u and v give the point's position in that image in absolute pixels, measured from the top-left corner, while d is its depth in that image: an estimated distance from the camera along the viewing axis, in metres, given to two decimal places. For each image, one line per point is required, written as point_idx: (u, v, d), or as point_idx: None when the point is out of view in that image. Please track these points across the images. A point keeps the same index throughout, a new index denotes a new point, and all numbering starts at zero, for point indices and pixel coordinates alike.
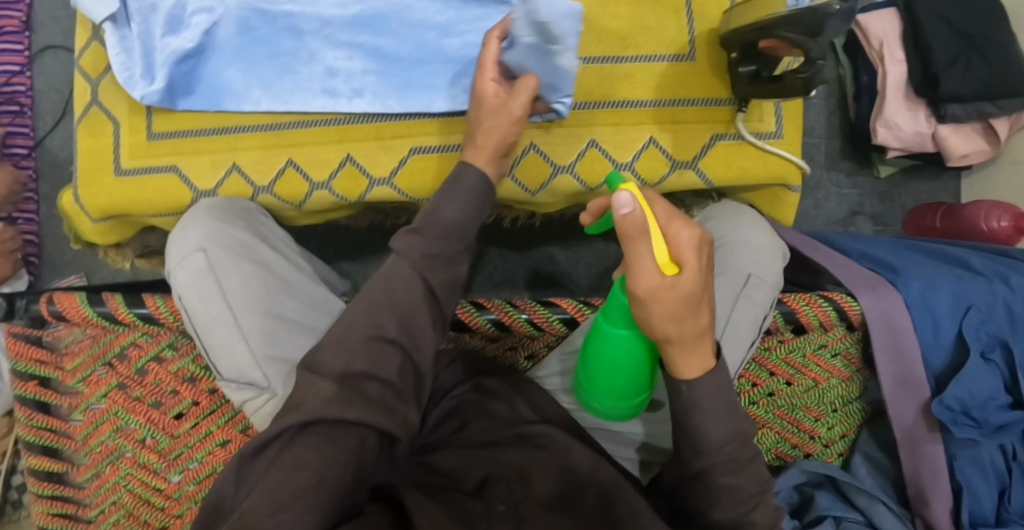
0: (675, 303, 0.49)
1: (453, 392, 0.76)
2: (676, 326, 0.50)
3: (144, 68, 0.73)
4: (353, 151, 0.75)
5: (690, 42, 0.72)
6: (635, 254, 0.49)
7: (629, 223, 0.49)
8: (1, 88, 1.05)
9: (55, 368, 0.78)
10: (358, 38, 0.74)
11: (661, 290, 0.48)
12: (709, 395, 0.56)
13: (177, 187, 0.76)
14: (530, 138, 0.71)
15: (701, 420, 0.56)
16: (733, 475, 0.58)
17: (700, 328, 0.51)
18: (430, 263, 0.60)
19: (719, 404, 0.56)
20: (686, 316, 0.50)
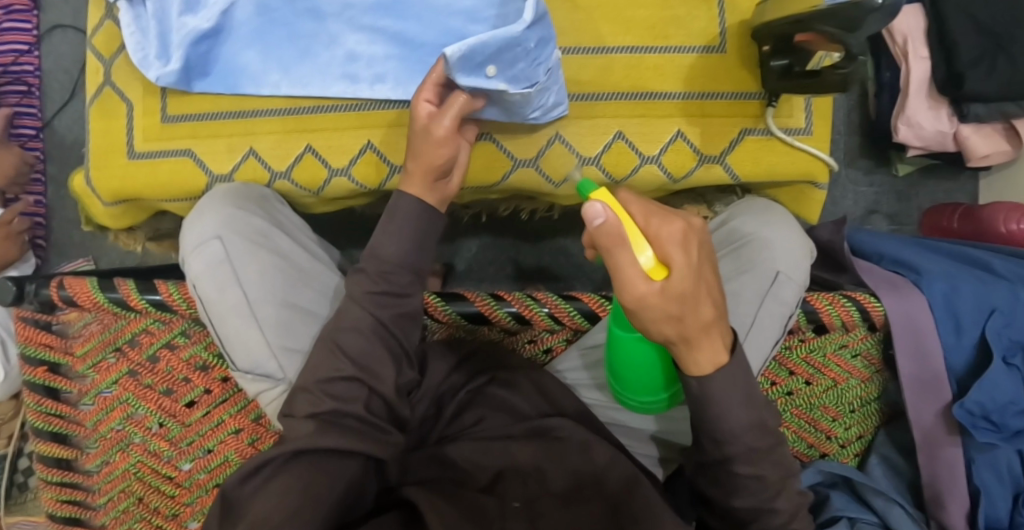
0: (665, 303, 0.48)
1: (469, 385, 0.74)
2: (674, 327, 0.49)
3: (159, 48, 0.71)
4: (373, 138, 0.73)
5: (721, 33, 0.71)
6: (620, 265, 0.47)
7: (607, 236, 0.46)
8: (8, 67, 1.03)
9: (64, 354, 0.78)
10: (381, 23, 0.72)
11: (651, 296, 0.47)
12: (732, 398, 0.55)
13: (191, 171, 0.74)
14: (557, 130, 0.71)
15: (724, 422, 0.55)
16: (751, 464, 0.57)
17: (702, 321, 0.50)
18: (377, 299, 0.63)
19: (740, 409, 0.55)
20: (682, 314, 0.49)
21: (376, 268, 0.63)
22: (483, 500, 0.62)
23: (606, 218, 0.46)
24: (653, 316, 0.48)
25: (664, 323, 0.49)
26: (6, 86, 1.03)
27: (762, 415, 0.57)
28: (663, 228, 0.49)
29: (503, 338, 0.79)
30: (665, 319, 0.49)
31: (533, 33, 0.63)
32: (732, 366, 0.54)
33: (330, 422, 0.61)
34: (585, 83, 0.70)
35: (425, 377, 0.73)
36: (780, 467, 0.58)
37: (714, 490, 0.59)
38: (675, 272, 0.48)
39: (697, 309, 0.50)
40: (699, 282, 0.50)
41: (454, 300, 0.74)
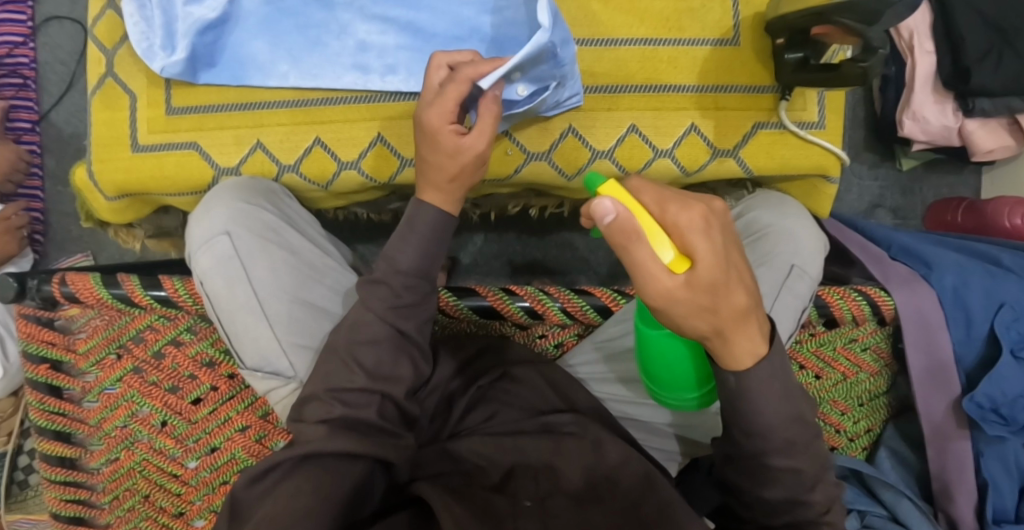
0: (695, 298, 0.47)
1: (480, 382, 0.73)
2: (709, 321, 0.49)
3: (164, 37, 0.71)
4: (384, 130, 0.72)
5: (735, 26, 0.71)
6: (640, 264, 0.46)
7: (620, 229, 0.46)
8: (3, 60, 1.01)
9: (66, 351, 0.77)
10: (392, 12, 0.72)
11: (678, 291, 0.47)
12: (772, 388, 0.54)
13: (197, 164, 0.73)
14: (570, 122, 0.71)
15: (759, 416, 0.55)
16: (786, 457, 0.57)
17: (737, 308, 0.50)
18: (398, 312, 0.63)
19: (775, 403, 0.55)
20: (716, 305, 0.48)
21: (389, 269, 0.63)
22: (495, 501, 0.61)
23: (616, 214, 0.45)
24: (683, 312, 0.48)
25: (698, 318, 0.49)
26: (2, 78, 1.01)
27: (798, 407, 0.56)
28: (681, 215, 0.48)
29: (515, 333, 0.78)
30: (697, 313, 0.48)
31: (556, 37, 0.62)
32: (771, 357, 0.54)
33: (340, 427, 0.61)
34: (599, 75, 0.70)
35: (436, 372, 0.73)
36: (813, 460, 0.58)
37: (743, 482, 0.59)
38: (699, 262, 0.47)
39: (731, 297, 0.49)
40: (728, 269, 0.49)
41: (466, 295, 0.74)
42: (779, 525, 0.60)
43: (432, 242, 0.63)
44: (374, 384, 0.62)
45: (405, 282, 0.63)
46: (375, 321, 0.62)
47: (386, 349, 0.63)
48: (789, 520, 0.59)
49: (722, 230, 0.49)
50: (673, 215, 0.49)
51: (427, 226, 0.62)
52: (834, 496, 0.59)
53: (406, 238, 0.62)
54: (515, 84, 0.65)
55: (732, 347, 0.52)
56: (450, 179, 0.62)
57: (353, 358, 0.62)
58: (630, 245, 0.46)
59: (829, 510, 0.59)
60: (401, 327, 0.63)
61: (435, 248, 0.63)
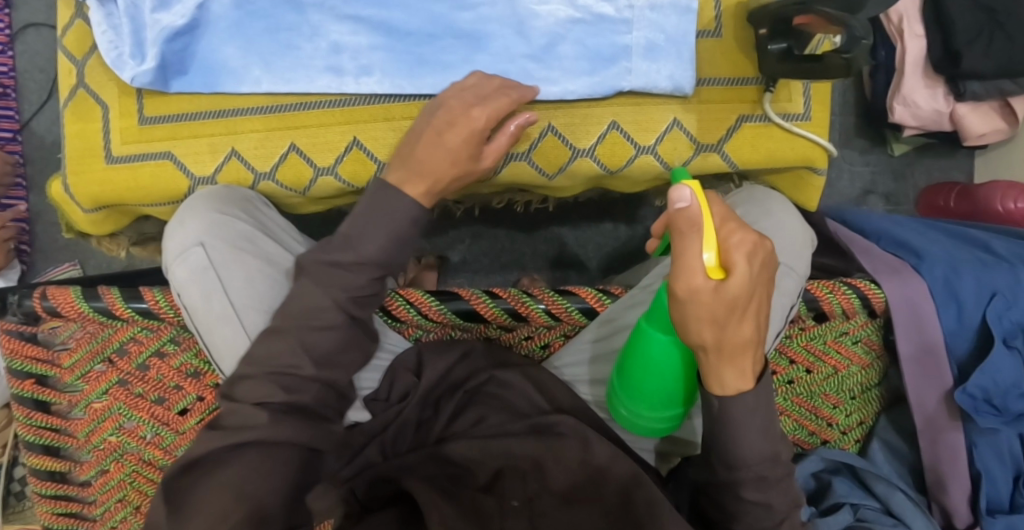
0: (716, 305, 0.48)
1: (467, 385, 0.72)
2: (714, 333, 0.50)
3: (133, 46, 0.70)
4: (359, 135, 0.71)
5: (717, 17, 0.71)
6: (684, 250, 0.47)
7: (681, 218, 0.48)
8: None
9: (51, 366, 0.78)
10: (364, 11, 0.70)
11: (704, 292, 0.48)
12: (749, 422, 0.56)
13: (173, 174, 0.72)
14: (549, 120, 0.70)
15: (735, 446, 0.57)
16: (758, 492, 0.58)
17: (741, 339, 0.51)
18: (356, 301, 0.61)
19: (754, 438, 0.57)
20: (725, 321, 0.49)
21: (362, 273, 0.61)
22: (482, 505, 0.61)
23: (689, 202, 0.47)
24: (699, 313, 0.48)
25: (704, 326, 0.49)
26: None
27: (772, 444, 0.58)
28: (737, 236, 0.50)
29: (499, 335, 0.77)
30: (706, 320, 0.49)
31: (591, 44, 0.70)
32: (750, 370, 0.54)
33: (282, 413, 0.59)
34: (577, 71, 0.69)
35: (421, 378, 0.72)
36: (784, 497, 0.59)
37: (720, 502, 0.60)
38: (733, 278, 0.48)
39: (738, 324, 0.50)
40: (752, 295, 0.50)
41: (447, 297, 0.72)
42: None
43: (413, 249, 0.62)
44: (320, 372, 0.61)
45: (351, 296, 0.61)
46: (334, 308, 0.60)
47: (340, 337, 0.61)
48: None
49: (760, 263, 0.51)
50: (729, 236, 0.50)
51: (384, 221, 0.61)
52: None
53: (379, 242, 0.61)
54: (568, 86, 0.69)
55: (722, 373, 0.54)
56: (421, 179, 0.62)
57: (305, 344, 0.60)
58: (687, 230, 0.47)
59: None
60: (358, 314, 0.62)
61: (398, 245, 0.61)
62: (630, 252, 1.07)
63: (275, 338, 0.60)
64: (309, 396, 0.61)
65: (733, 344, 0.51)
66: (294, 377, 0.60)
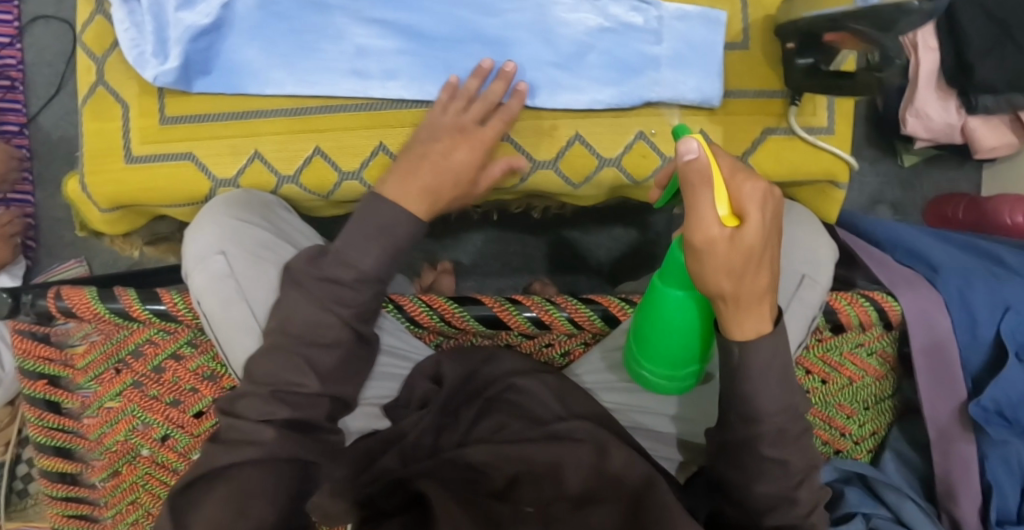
0: (733, 256, 0.50)
1: (488, 392, 0.71)
2: (733, 283, 0.51)
3: (156, 44, 0.69)
4: (386, 139, 0.69)
5: (744, 30, 0.71)
6: (698, 202, 0.49)
7: (688, 171, 0.49)
8: None
9: (64, 367, 0.77)
10: (389, 15, 0.68)
11: (721, 242, 0.49)
12: (768, 378, 0.58)
13: (194, 176, 0.71)
14: (576, 129, 0.69)
15: (754, 403, 0.59)
16: (778, 447, 0.60)
17: (758, 288, 0.53)
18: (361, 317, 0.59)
19: (774, 391, 0.58)
20: (743, 272, 0.51)
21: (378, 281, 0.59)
22: (497, 507, 0.60)
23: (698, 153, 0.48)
24: (717, 266, 0.50)
25: (722, 278, 0.51)
26: None
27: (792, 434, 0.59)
28: (745, 185, 0.51)
29: (519, 342, 0.76)
30: (725, 273, 0.50)
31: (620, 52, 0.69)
32: (774, 335, 0.56)
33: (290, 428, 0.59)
34: (604, 80, 0.69)
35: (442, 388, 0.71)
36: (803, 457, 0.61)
37: (734, 477, 0.62)
38: (747, 226, 0.49)
39: (755, 275, 0.52)
40: (766, 244, 0.51)
41: (469, 303, 0.72)
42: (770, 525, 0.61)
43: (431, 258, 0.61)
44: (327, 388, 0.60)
45: (355, 312, 0.59)
46: (337, 324, 0.58)
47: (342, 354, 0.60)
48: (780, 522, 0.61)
49: (770, 211, 0.52)
50: (737, 186, 0.51)
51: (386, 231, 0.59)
52: (819, 497, 0.62)
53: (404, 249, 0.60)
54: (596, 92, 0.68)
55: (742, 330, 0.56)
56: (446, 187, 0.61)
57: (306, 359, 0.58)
58: (697, 183, 0.48)
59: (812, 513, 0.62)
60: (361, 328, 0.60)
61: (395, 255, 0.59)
62: (641, 255, 1.06)
63: (273, 354, 0.59)
64: (319, 411, 0.60)
65: (742, 302, 0.53)
66: (301, 393, 0.59)
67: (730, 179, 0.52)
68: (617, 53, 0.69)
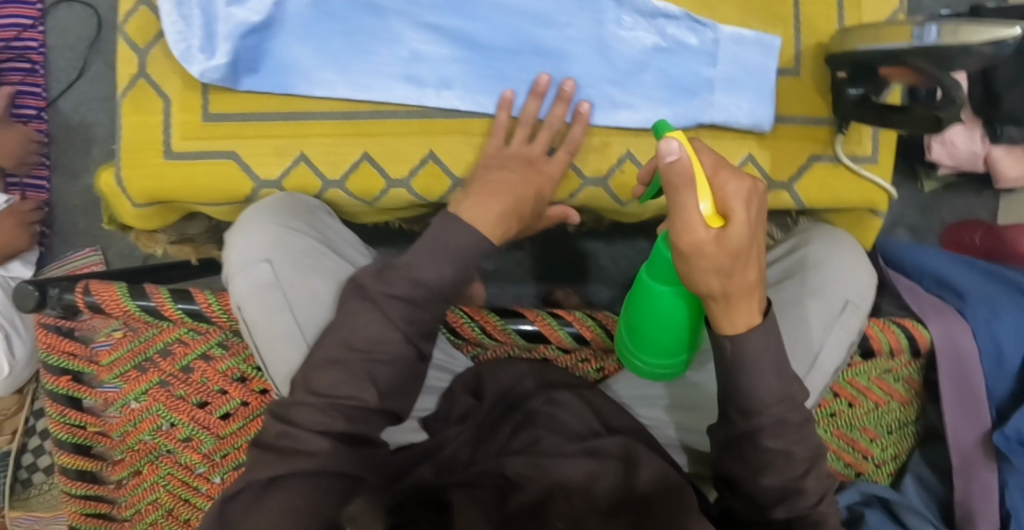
0: (720, 255, 0.50)
1: (526, 405, 0.70)
2: (720, 282, 0.51)
3: (203, 39, 0.67)
4: (436, 147, 0.69)
5: (797, 55, 0.72)
6: (681, 206, 0.49)
7: (671, 172, 0.48)
8: (11, 43, 0.98)
9: (88, 362, 0.76)
10: (447, 23, 0.68)
11: (707, 244, 0.49)
12: (764, 364, 0.57)
13: (236, 175, 0.69)
14: (627, 147, 0.70)
15: (751, 391, 0.58)
16: (778, 438, 0.59)
17: (746, 283, 0.53)
18: (424, 333, 0.64)
19: (770, 378, 0.58)
20: (731, 270, 0.51)
21: (426, 295, 0.62)
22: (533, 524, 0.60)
23: (678, 156, 0.48)
24: (705, 266, 0.50)
25: (710, 275, 0.51)
26: (10, 63, 0.98)
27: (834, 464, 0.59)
28: (728, 183, 0.51)
29: (556, 357, 0.76)
30: (713, 272, 0.51)
31: (675, 72, 0.70)
32: (766, 330, 0.57)
33: (343, 442, 0.62)
34: (655, 101, 0.70)
35: (481, 402, 0.71)
36: (805, 445, 0.60)
37: (740, 471, 0.61)
38: (732, 226, 0.50)
39: (743, 272, 0.52)
40: (752, 242, 0.52)
41: (510, 316, 0.72)
42: (778, 518, 0.60)
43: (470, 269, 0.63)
44: (385, 402, 0.63)
45: (418, 330, 0.63)
46: (401, 340, 0.62)
47: (397, 369, 0.63)
48: (788, 513, 0.60)
49: (755, 208, 0.52)
50: (721, 183, 0.51)
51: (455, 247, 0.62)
52: (826, 487, 0.61)
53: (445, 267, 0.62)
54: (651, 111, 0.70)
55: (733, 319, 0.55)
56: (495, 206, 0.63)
57: (367, 371, 0.62)
58: (680, 187, 0.48)
59: (821, 502, 0.61)
60: (424, 347, 0.64)
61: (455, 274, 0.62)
62: None
63: (336, 368, 0.62)
64: (373, 427, 0.64)
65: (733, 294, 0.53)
66: (357, 407, 0.62)
67: (713, 175, 0.51)
68: (671, 72, 0.70)
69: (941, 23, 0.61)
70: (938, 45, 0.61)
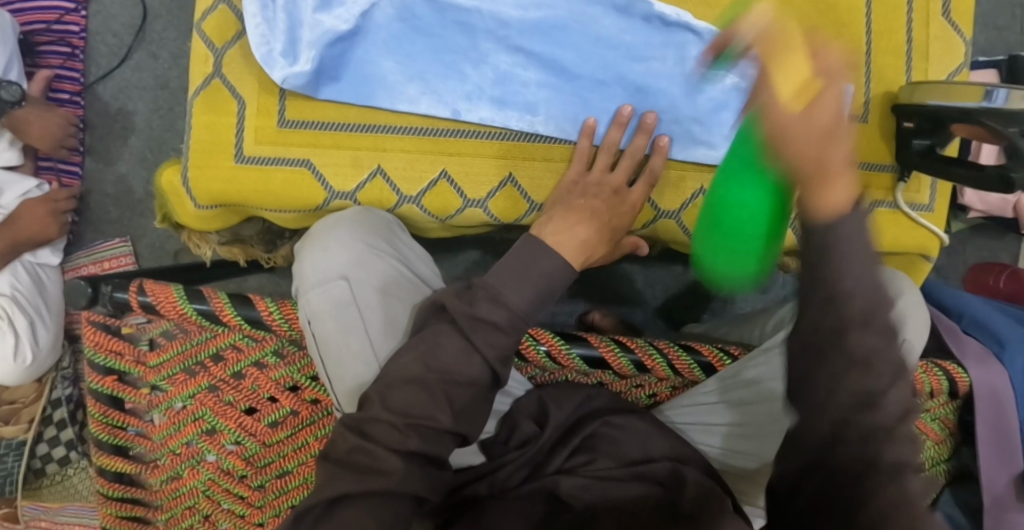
0: (808, 132, 0.38)
1: (583, 427, 0.70)
2: (817, 150, 0.38)
3: (286, 44, 0.66)
4: (516, 171, 0.70)
5: (866, 103, 0.74)
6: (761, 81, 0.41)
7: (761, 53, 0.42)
8: (52, 26, 1.00)
9: (134, 363, 0.74)
10: (535, 47, 0.69)
11: (792, 115, 0.38)
12: (852, 262, 0.39)
13: (309, 184, 0.68)
14: (702, 185, 0.72)
15: (837, 279, 0.39)
16: (874, 337, 0.40)
17: (840, 149, 0.38)
18: (502, 358, 0.61)
19: (857, 268, 0.39)
20: (827, 138, 0.38)
21: (511, 318, 0.60)
22: None
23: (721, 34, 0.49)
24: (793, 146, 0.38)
25: (804, 147, 0.38)
26: (50, 45, 1.00)
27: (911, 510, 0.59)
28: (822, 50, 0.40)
29: (612, 382, 0.76)
30: (808, 140, 0.38)
31: None
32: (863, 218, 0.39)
33: (414, 461, 0.58)
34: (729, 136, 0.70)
35: (544, 430, 0.70)
36: None
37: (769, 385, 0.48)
38: (823, 90, 0.38)
39: (829, 122, 0.38)
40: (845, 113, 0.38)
41: (575, 341, 0.73)
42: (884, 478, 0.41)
43: (547, 291, 0.62)
44: (458, 425, 0.60)
45: (499, 355, 0.60)
46: (481, 365, 0.60)
47: (475, 392, 0.60)
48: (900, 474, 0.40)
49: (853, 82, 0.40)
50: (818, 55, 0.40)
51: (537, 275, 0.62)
52: None
53: (523, 294, 0.61)
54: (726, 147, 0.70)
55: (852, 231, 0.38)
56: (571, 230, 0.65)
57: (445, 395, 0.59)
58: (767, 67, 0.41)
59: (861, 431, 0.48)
60: (500, 371, 0.61)
61: (533, 300, 0.61)
62: (696, 295, 1.06)
63: (412, 387, 0.59)
64: (444, 449, 0.60)
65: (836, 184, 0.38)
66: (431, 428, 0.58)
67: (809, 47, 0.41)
68: None
69: (1010, 87, 0.63)
70: (1006, 108, 0.63)
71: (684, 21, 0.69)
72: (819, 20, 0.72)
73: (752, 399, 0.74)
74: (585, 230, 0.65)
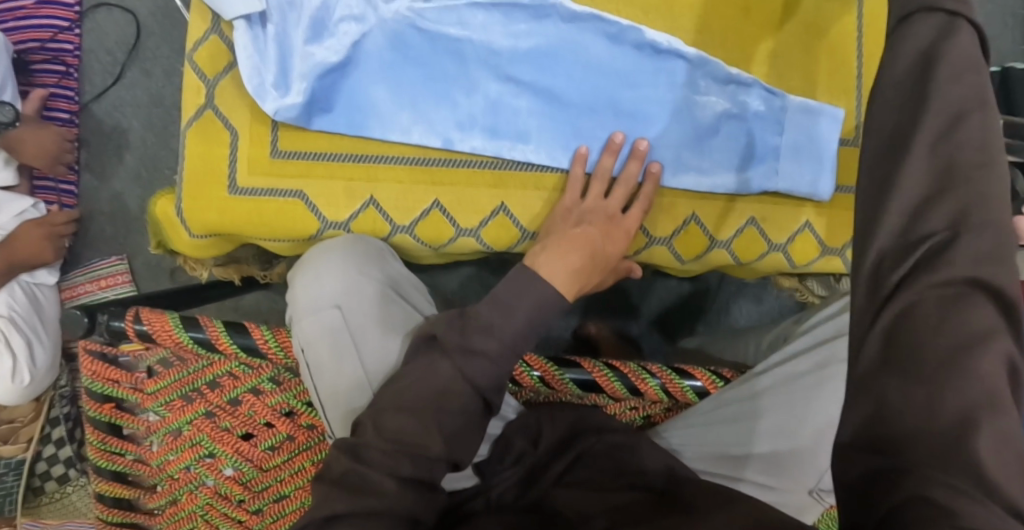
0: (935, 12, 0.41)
1: (579, 443, 0.70)
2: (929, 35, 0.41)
3: (278, 75, 0.66)
4: (507, 200, 0.69)
5: (857, 127, 0.73)
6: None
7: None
8: (46, 44, 1.01)
9: (132, 390, 0.75)
10: (525, 75, 0.70)
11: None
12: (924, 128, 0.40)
13: (302, 215, 0.68)
14: (693, 210, 0.72)
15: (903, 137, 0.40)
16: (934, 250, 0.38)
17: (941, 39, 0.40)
18: (494, 385, 0.60)
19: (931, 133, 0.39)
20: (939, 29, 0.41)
21: (502, 347, 0.59)
22: None
23: None
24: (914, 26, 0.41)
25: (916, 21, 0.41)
26: (44, 64, 1.00)
27: None
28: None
29: (606, 405, 0.76)
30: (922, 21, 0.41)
31: (742, 133, 0.71)
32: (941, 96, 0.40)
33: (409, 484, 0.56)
34: (716, 160, 0.71)
35: (538, 448, 0.71)
36: None
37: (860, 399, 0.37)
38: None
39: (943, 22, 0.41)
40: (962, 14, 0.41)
41: (568, 365, 0.74)
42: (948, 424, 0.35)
43: (539, 319, 0.61)
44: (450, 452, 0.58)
45: (490, 383, 0.60)
46: (471, 393, 0.59)
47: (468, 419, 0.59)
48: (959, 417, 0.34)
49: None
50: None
51: (529, 304, 0.61)
52: None
53: (513, 325, 0.60)
54: (716, 172, 0.71)
55: (940, 82, 0.40)
56: (565, 256, 0.64)
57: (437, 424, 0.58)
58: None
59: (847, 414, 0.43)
60: (493, 399, 0.60)
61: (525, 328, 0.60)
62: (690, 308, 1.06)
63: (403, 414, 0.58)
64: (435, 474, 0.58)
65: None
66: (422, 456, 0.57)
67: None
68: (737, 136, 0.72)
69: None
70: None
71: (673, 47, 0.69)
72: (812, 42, 0.72)
73: (744, 415, 0.72)
74: (578, 259, 0.65)
